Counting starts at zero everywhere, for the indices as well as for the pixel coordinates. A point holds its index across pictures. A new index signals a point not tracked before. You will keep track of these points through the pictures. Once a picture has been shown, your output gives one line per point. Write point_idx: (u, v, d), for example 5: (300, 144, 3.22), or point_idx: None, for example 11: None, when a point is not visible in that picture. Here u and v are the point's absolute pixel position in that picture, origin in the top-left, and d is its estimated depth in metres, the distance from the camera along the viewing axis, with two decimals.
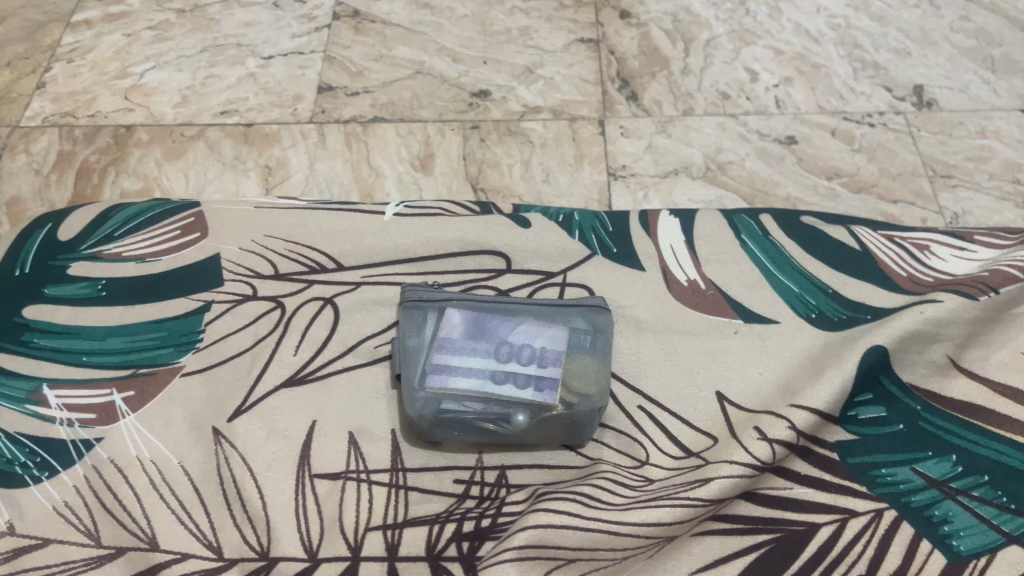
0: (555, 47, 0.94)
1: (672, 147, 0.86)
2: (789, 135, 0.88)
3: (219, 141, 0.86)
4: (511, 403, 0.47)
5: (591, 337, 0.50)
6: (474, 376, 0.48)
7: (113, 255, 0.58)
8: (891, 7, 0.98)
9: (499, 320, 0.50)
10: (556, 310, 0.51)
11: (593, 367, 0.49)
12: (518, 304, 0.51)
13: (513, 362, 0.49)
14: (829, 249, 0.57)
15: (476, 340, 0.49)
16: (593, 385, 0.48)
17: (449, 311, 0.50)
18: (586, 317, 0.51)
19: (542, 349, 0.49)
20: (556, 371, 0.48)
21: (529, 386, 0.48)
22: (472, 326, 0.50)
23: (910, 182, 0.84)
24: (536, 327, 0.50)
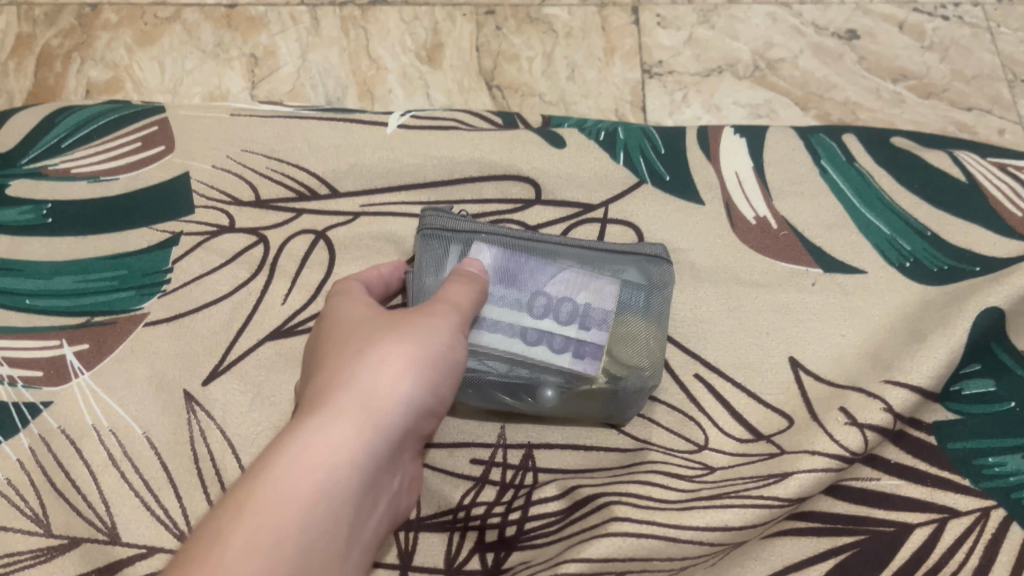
0: None
1: (715, 41, 0.74)
2: (849, 29, 0.75)
3: (199, 25, 0.73)
4: (542, 368, 0.38)
5: (646, 294, 0.41)
6: (501, 332, 0.38)
7: (60, 171, 0.48)
8: None
9: (534, 262, 0.40)
10: (607, 256, 0.41)
11: (644, 334, 0.40)
12: (560, 243, 0.41)
13: (549, 319, 0.39)
14: (928, 181, 0.47)
15: (505, 286, 0.39)
16: (643, 355, 0.40)
17: (475, 245, 0.40)
18: (643, 271, 0.41)
19: (586, 304, 0.39)
20: (602, 335, 0.39)
21: (567, 350, 0.38)
22: (501, 267, 0.40)
23: (986, 86, 0.73)
24: (580, 275, 0.40)
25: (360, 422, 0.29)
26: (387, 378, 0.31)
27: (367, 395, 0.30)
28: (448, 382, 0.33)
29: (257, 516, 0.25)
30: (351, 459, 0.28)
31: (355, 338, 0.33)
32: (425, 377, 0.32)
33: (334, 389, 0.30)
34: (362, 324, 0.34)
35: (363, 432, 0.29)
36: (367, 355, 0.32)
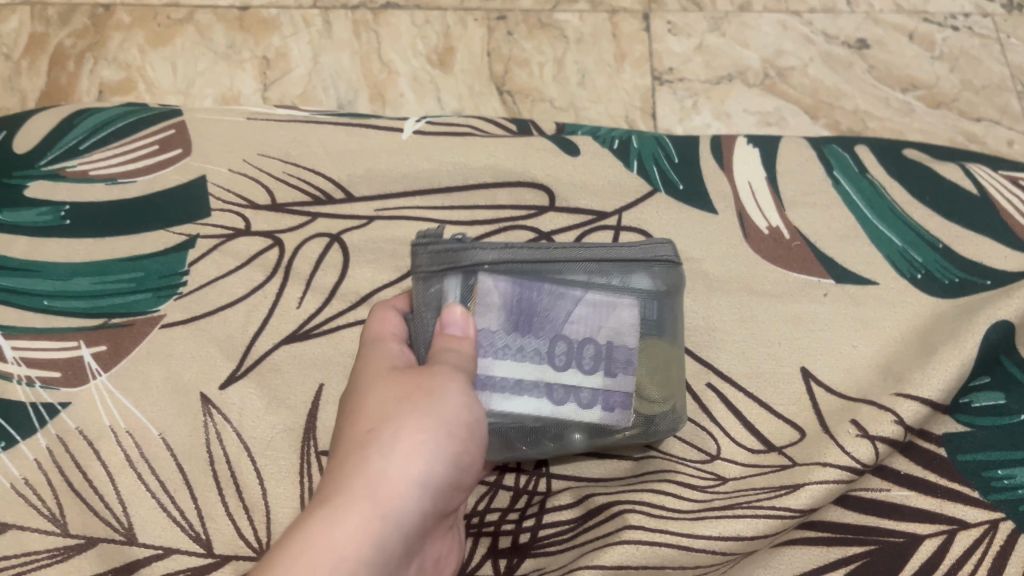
0: None
1: (725, 49, 0.75)
2: (859, 39, 0.75)
3: (210, 26, 0.73)
4: (571, 425, 0.37)
5: (657, 306, 0.38)
6: (526, 394, 0.36)
7: (78, 173, 0.48)
8: None
9: (553, 298, 0.36)
10: (621, 270, 0.37)
11: (663, 357, 0.38)
12: (574, 257, 0.36)
13: (573, 367, 0.36)
14: (941, 193, 0.47)
15: (525, 335, 0.35)
16: (663, 388, 0.39)
17: (482, 285, 0.35)
18: (653, 275, 0.38)
19: (608, 343, 0.36)
20: (626, 379, 0.37)
21: (595, 403, 0.37)
22: (518, 308, 0.35)
23: (994, 97, 0.73)
24: (600, 305, 0.36)
25: (369, 516, 0.30)
26: (398, 461, 0.31)
27: (377, 483, 0.31)
28: (465, 449, 0.33)
29: None
30: (359, 556, 0.29)
31: (369, 408, 0.33)
32: (441, 459, 0.32)
33: (348, 476, 0.31)
34: (380, 387, 0.34)
35: (371, 525, 0.30)
36: (378, 433, 0.32)
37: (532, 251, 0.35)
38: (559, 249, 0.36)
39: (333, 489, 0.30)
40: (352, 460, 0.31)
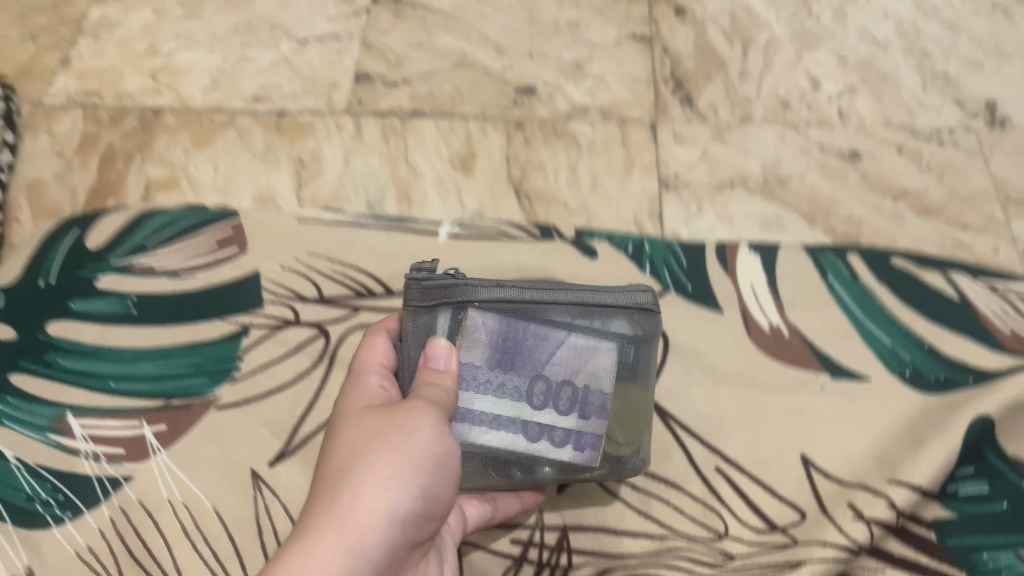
0: (605, 41, 0.88)
1: (729, 157, 0.80)
2: (851, 149, 0.81)
3: (251, 130, 0.80)
4: (544, 460, 0.39)
5: (635, 350, 0.40)
6: (502, 428, 0.38)
7: (145, 267, 0.53)
8: (962, 10, 0.90)
9: (537, 335, 0.37)
10: (603, 314, 0.38)
11: (635, 398, 0.41)
12: (556, 300, 0.37)
13: (550, 407, 0.38)
14: (925, 297, 0.52)
15: (506, 375, 0.37)
16: (632, 430, 0.41)
17: (472, 322, 0.37)
18: (630, 321, 0.39)
19: (584, 386, 0.38)
20: (599, 422, 0.39)
21: (567, 441, 0.39)
22: (505, 340, 0.37)
23: (980, 206, 0.78)
24: (580, 347, 0.38)
25: (339, 547, 0.32)
26: (364, 497, 0.34)
27: (348, 516, 0.33)
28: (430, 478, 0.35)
29: None
30: None
31: (349, 453, 0.36)
32: (408, 488, 0.34)
33: (322, 512, 0.33)
34: (355, 426, 0.37)
35: (342, 555, 0.32)
36: (350, 475, 0.34)
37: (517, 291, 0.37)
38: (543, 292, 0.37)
39: (304, 529, 0.33)
40: (328, 499, 0.34)
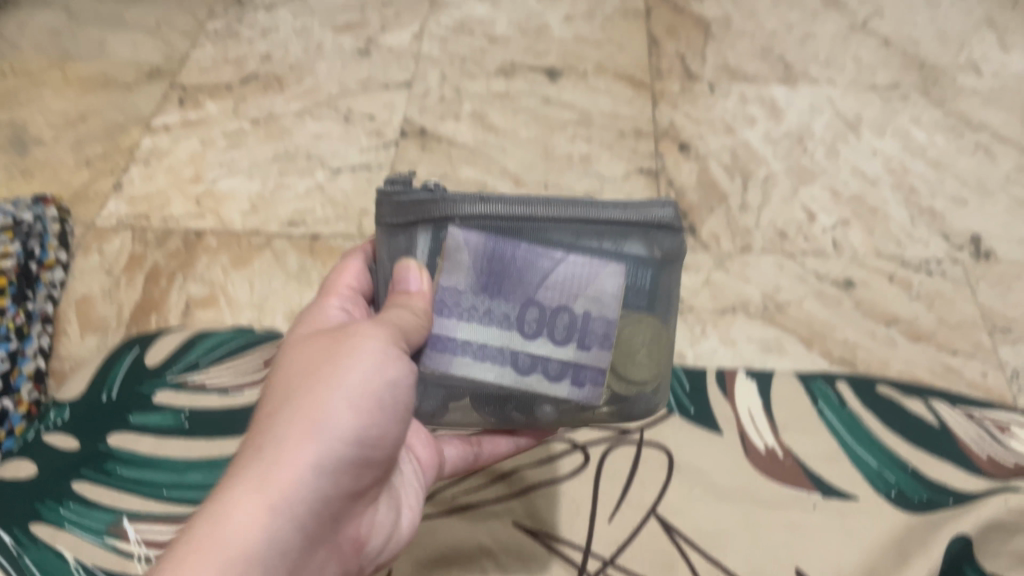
0: (615, 175, 1.06)
1: (729, 283, 0.93)
2: (846, 279, 0.94)
3: (284, 252, 0.98)
4: (533, 377, 0.55)
5: (613, 282, 0.54)
6: (495, 348, 0.54)
7: (196, 385, 0.75)
8: (947, 153, 1.09)
9: (534, 255, 0.53)
10: (620, 238, 0.54)
11: (625, 330, 0.56)
12: (563, 221, 0.53)
13: (535, 331, 0.54)
14: (906, 425, 0.72)
15: (499, 300, 0.53)
16: (621, 355, 0.57)
17: (465, 249, 0.53)
18: (646, 246, 0.55)
19: (567, 311, 0.54)
20: (588, 349, 0.55)
21: (555, 367, 0.55)
22: (491, 258, 0.53)
23: (967, 333, 0.90)
24: (579, 267, 0.53)
25: (264, 495, 0.45)
26: (289, 454, 0.47)
27: (276, 473, 0.46)
28: (363, 396, 0.50)
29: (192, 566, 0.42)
30: (261, 520, 0.45)
31: (286, 377, 0.51)
32: (325, 444, 0.48)
33: (255, 466, 0.46)
34: (286, 385, 0.51)
35: (269, 500, 0.45)
36: (287, 399, 0.50)
37: (519, 208, 0.53)
38: (552, 208, 0.53)
39: (257, 440, 0.48)
40: (273, 415, 0.49)
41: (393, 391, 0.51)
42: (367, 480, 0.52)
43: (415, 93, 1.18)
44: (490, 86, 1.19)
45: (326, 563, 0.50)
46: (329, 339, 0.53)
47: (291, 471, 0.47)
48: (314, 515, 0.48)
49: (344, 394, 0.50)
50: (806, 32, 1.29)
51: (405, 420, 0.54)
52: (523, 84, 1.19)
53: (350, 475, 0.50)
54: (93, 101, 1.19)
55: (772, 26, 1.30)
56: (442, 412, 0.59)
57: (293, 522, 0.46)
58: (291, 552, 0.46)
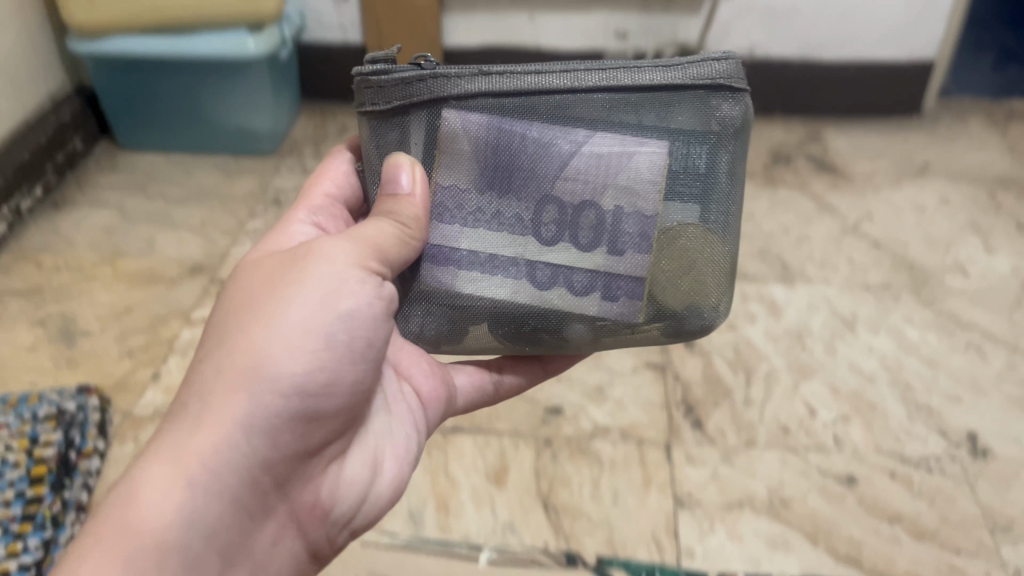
0: (624, 369, 1.12)
1: (736, 478, 0.97)
2: (848, 475, 0.98)
3: None
4: (555, 278, 0.67)
5: (636, 157, 0.64)
6: (512, 243, 0.67)
7: None
8: (940, 352, 1.15)
9: (555, 135, 0.64)
10: (665, 92, 0.64)
11: (674, 239, 0.67)
12: (591, 96, 0.63)
13: (558, 227, 0.66)
14: None
15: (517, 199, 0.65)
16: (666, 256, 0.67)
17: (481, 138, 0.64)
18: (702, 111, 0.64)
19: (584, 202, 0.65)
20: (611, 243, 0.66)
21: (576, 273, 0.67)
22: (499, 145, 0.64)
23: (970, 531, 0.93)
24: (603, 143, 0.64)
25: (182, 471, 0.53)
26: (213, 418, 0.55)
27: (193, 449, 0.54)
28: (298, 333, 0.58)
29: (113, 541, 0.51)
30: (180, 492, 0.53)
31: (232, 312, 0.60)
32: (251, 401, 0.56)
33: (177, 442, 0.55)
34: (221, 332, 0.59)
35: (187, 474, 0.53)
36: (224, 342, 0.58)
37: (534, 80, 0.63)
38: (571, 80, 0.63)
39: (193, 389, 0.57)
40: (208, 359, 0.58)
41: (338, 322, 0.59)
42: (319, 430, 0.60)
43: None
44: None
45: (276, 530, 0.60)
46: (283, 263, 0.61)
47: (214, 431, 0.55)
48: (245, 477, 0.56)
49: (279, 334, 0.57)
50: (802, 234, 1.39)
51: (359, 357, 0.61)
52: None
53: (286, 430, 0.57)
54: (140, 295, 1.29)
55: (770, 228, 1.40)
56: (461, 332, 0.71)
57: (214, 491, 0.54)
58: (220, 519, 0.54)
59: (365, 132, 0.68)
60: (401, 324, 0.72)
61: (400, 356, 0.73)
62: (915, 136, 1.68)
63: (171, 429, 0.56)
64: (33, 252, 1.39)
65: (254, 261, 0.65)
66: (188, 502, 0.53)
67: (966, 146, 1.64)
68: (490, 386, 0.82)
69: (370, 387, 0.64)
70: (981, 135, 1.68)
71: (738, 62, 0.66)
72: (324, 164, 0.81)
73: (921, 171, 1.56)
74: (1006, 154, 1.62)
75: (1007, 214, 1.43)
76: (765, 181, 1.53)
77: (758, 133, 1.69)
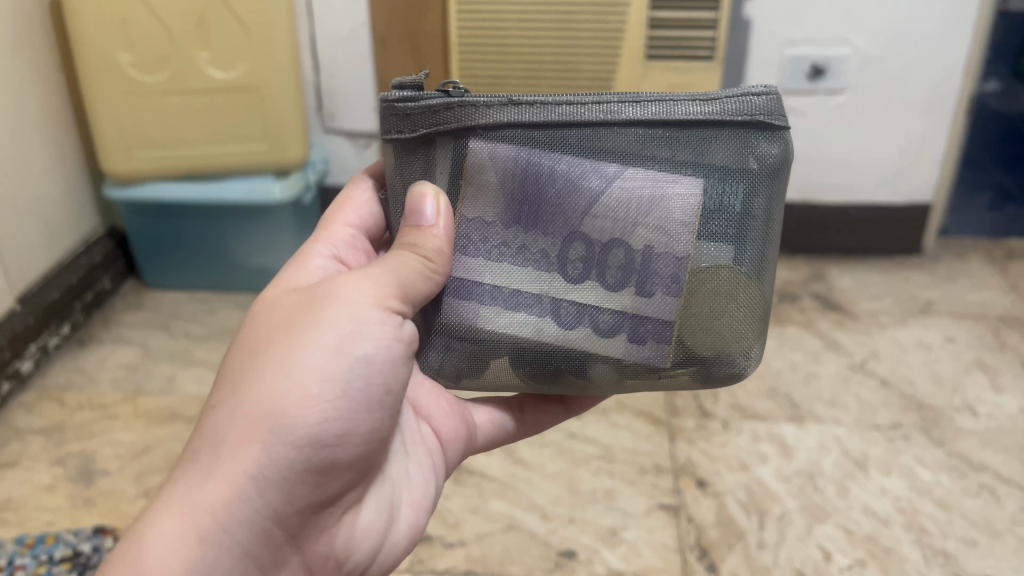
0: (636, 510, 1.12)
1: None
2: None
3: None
4: (580, 318, 0.72)
5: (664, 195, 0.69)
6: (538, 279, 0.72)
7: None
8: (953, 493, 1.15)
9: (586, 171, 0.69)
10: (704, 128, 0.69)
11: (705, 281, 0.71)
12: (624, 131, 0.69)
13: (588, 264, 0.71)
14: None
15: (545, 235, 0.70)
16: (697, 298, 0.72)
17: (509, 173, 0.69)
18: (739, 152, 0.70)
19: (615, 239, 0.70)
20: (641, 280, 0.70)
21: (602, 313, 0.72)
22: (527, 177, 0.69)
23: None
24: (633, 181, 0.69)
25: (191, 525, 0.62)
26: (225, 470, 0.63)
27: (202, 503, 0.62)
28: (311, 381, 0.64)
29: None
30: (189, 545, 0.61)
31: (249, 358, 0.67)
32: (258, 454, 0.63)
33: (191, 494, 0.63)
34: (239, 378, 0.66)
35: (195, 528, 0.62)
36: (241, 388, 0.65)
37: (567, 112, 0.69)
38: (606, 113, 0.69)
39: (208, 436, 0.65)
40: (224, 406, 0.65)
41: (353, 368, 0.66)
42: (332, 479, 0.67)
43: None
44: None
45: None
46: (305, 302, 0.68)
47: (224, 480, 0.63)
48: (255, 527, 0.64)
49: (293, 383, 0.64)
50: (810, 372, 1.41)
51: (374, 406, 0.67)
52: None
53: (297, 481, 0.64)
54: (159, 433, 1.31)
55: (778, 366, 1.42)
56: (479, 370, 0.75)
57: (222, 544, 0.62)
58: (230, 569, 0.63)
59: (390, 159, 0.74)
60: (421, 360, 0.77)
61: (423, 398, 0.80)
62: (917, 275, 1.73)
63: (187, 475, 0.64)
64: (57, 390, 1.43)
65: (277, 298, 0.72)
66: (201, 555, 0.61)
67: (968, 285, 1.68)
68: (510, 424, 0.89)
69: (386, 433, 0.70)
70: (981, 274, 1.72)
71: (778, 97, 0.71)
72: (346, 190, 0.88)
73: (925, 310, 1.59)
74: (1007, 292, 1.65)
75: (1011, 352, 1.46)
76: (772, 319, 1.57)
77: None
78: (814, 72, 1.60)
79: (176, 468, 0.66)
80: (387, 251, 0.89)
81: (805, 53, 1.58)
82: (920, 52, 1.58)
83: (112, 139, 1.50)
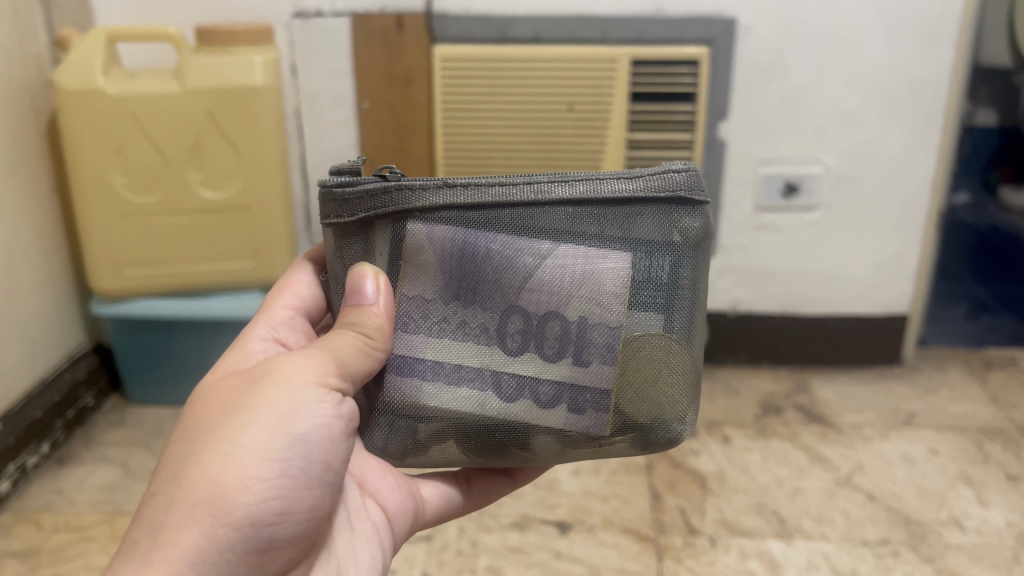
0: None
1: None
2: None
3: None
4: (521, 389, 0.76)
5: (598, 268, 0.74)
6: (479, 353, 0.75)
7: None
8: None
9: (521, 249, 0.73)
10: (630, 205, 0.74)
11: (640, 353, 0.76)
12: (553, 209, 0.74)
13: (528, 338, 0.75)
14: None
15: (484, 310, 0.75)
16: (633, 369, 0.77)
17: (444, 251, 0.74)
18: (662, 225, 0.75)
19: (552, 313, 0.75)
20: (579, 351, 0.75)
21: (543, 385, 0.76)
22: (463, 257, 0.73)
23: None
24: (565, 257, 0.74)
25: None
26: (168, 552, 0.63)
27: None
28: (251, 462, 0.67)
29: None
30: None
31: (186, 444, 0.68)
32: (202, 534, 0.64)
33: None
34: (179, 462, 0.68)
35: None
36: (183, 471, 0.66)
37: (498, 193, 0.73)
38: (536, 193, 0.73)
39: (145, 523, 0.65)
40: (162, 492, 0.66)
41: (291, 447, 0.68)
42: (271, 558, 0.69)
43: (433, 548, 1.27)
44: (504, 540, 1.28)
45: None
46: (246, 385, 0.71)
47: (167, 565, 0.62)
48: None
49: (233, 464, 0.66)
50: (795, 487, 1.40)
51: (312, 483, 0.70)
52: (534, 537, 1.28)
53: (237, 559, 0.66)
54: None
55: (764, 480, 1.42)
56: (424, 447, 0.79)
57: None
58: None
59: (331, 244, 0.77)
60: (365, 441, 0.79)
61: (369, 474, 0.83)
62: (898, 386, 1.74)
63: (123, 566, 0.63)
64: (36, 511, 1.40)
65: (214, 385, 0.75)
66: None
67: (949, 397, 1.70)
68: (458, 496, 0.92)
69: (326, 511, 0.73)
70: (961, 386, 1.74)
71: (697, 173, 0.76)
72: (287, 276, 0.92)
73: (908, 422, 1.60)
74: (988, 404, 1.67)
75: (995, 464, 1.46)
76: (757, 432, 1.57)
77: (747, 385, 1.75)
78: (788, 189, 1.66)
79: (112, 560, 0.65)
80: (327, 333, 0.93)
81: (779, 171, 1.64)
82: (889, 171, 1.64)
83: (101, 258, 1.52)
